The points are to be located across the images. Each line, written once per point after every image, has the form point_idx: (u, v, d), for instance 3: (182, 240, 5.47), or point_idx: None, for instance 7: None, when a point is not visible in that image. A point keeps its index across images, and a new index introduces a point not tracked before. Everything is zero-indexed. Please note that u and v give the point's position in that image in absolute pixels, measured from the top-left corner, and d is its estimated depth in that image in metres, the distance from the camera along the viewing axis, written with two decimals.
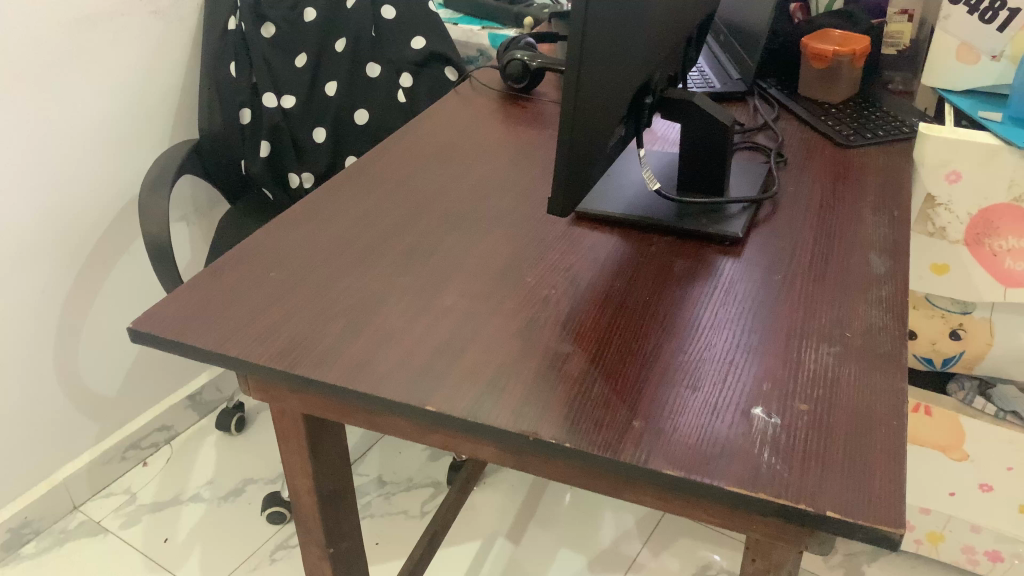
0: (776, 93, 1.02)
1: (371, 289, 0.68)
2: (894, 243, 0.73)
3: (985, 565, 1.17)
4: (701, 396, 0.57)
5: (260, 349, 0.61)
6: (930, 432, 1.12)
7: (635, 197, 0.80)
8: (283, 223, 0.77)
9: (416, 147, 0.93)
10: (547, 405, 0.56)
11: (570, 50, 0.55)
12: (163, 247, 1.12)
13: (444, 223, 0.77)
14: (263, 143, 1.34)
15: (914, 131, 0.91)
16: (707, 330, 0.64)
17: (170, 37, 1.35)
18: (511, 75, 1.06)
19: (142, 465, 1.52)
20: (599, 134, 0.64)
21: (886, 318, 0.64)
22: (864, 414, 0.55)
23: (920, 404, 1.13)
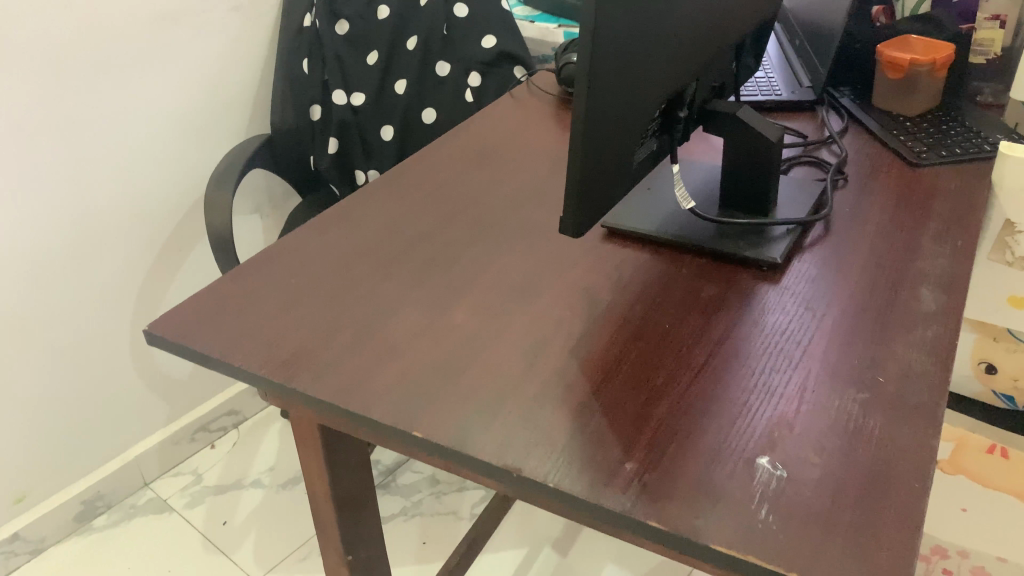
0: (848, 103, 0.95)
1: (384, 300, 0.67)
2: (951, 277, 0.66)
3: None
4: (706, 439, 0.53)
5: (263, 359, 0.61)
6: (1005, 479, 1.03)
7: (672, 214, 0.76)
8: (313, 227, 0.77)
9: (459, 151, 0.91)
10: (538, 436, 0.54)
11: (580, 63, 0.52)
12: (225, 242, 1.13)
13: (470, 234, 0.76)
14: (332, 139, 1.34)
15: (996, 149, 0.83)
16: (726, 367, 0.59)
17: (249, 32, 1.36)
18: (565, 78, 1.02)
19: (210, 447, 1.58)
20: (619, 151, 0.61)
21: (928, 362, 0.58)
22: (883, 473, 0.50)
23: (997, 446, 1.07)
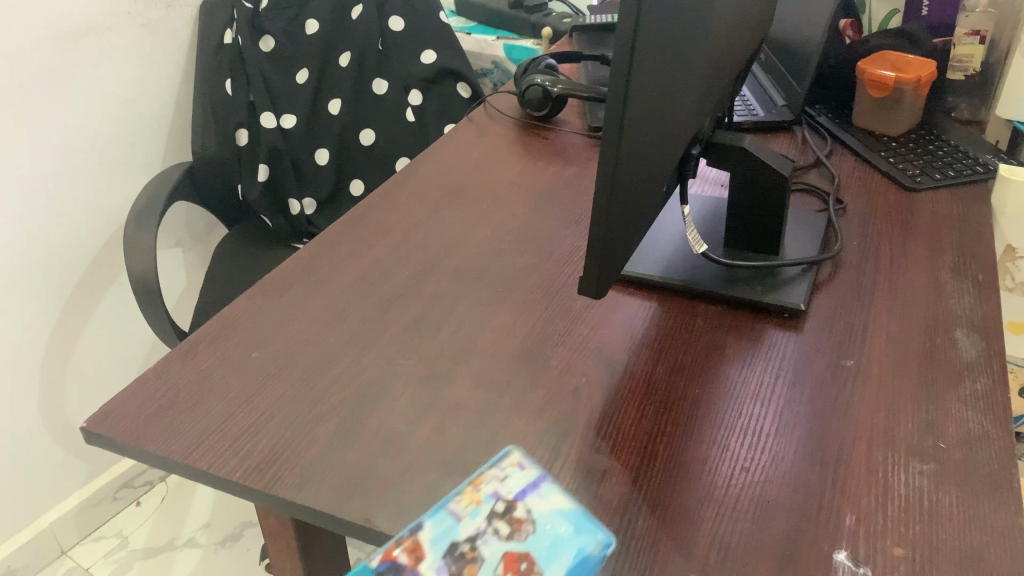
0: (827, 122, 0.92)
1: (371, 376, 0.58)
2: (983, 318, 0.62)
3: None
4: (770, 534, 0.46)
5: (236, 460, 0.51)
6: None
7: (675, 255, 0.70)
8: (271, 286, 0.68)
9: (424, 188, 0.83)
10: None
11: (609, 115, 0.44)
12: (153, 287, 0.97)
13: (456, 288, 0.67)
14: (261, 166, 1.19)
15: (992, 169, 0.81)
16: (772, 439, 0.53)
17: (162, 51, 1.23)
18: (530, 101, 0.96)
19: (135, 505, 1.43)
20: (642, 202, 0.53)
21: (986, 423, 0.53)
22: (976, 562, 0.44)
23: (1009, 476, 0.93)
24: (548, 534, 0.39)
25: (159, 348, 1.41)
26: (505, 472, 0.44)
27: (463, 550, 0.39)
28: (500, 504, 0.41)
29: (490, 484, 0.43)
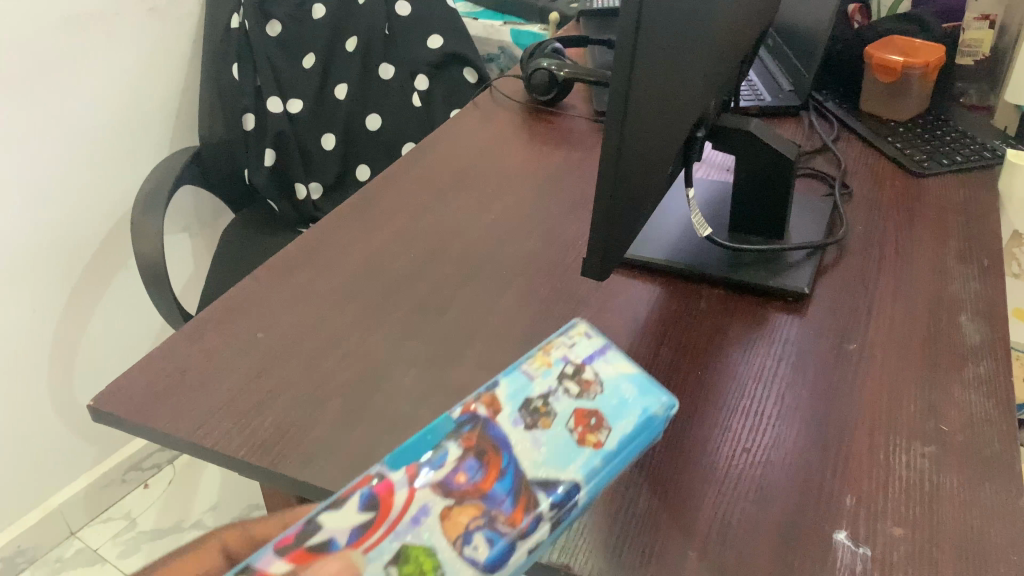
0: (834, 106, 0.92)
1: (376, 357, 0.58)
2: (988, 303, 0.62)
3: None
4: (770, 514, 0.47)
5: (242, 439, 0.52)
6: None
7: (680, 239, 0.70)
8: (277, 268, 0.68)
9: (430, 173, 0.83)
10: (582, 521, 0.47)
11: (613, 99, 0.44)
12: (160, 271, 0.98)
13: (461, 272, 0.68)
14: (268, 151, 1.18)
15: (999, 155, 0.80)
16: (774, 421, 0.53)
17: (169, 35, 1.22)
18: (536, 86, 0.96)
19: (143, 487, 1.44)
20: (647, 185, 0.53)
21: (990, 406, 0.53)
22: (974, 544, 0.45)
23: None
24: (616, 395, 0.42)
25: (167, 332, 1.42)
26: (574, 341, 0.46)
27: (537, 404, 0.41)
28: (569, 368, 0.44)
29: (558, 351, 0.45)
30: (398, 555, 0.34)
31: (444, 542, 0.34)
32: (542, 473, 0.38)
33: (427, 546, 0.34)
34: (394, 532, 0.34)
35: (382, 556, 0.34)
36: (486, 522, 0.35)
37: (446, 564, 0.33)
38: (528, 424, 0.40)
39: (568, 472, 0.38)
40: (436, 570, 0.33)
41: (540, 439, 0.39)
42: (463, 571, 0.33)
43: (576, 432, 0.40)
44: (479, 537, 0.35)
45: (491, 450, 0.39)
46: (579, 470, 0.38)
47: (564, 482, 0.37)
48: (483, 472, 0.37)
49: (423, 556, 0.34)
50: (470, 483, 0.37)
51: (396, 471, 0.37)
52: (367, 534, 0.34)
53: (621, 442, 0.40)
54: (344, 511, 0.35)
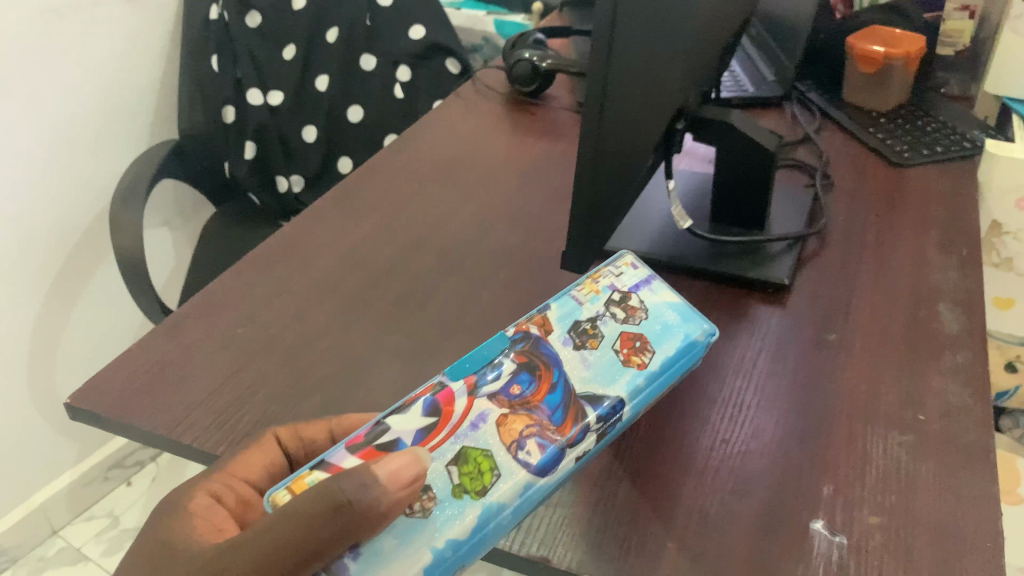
0: (816, 97, 0.92)
1: (357, 351, 0.58)
2: (967, 293, 0.63)
3: None
4: (748, 504, 0.47)
5: (220, 435, 0.51)
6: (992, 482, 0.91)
7: (662, 230, 0.70)
8: (257, 262, 0.67)
9: (411, 165, 0.82)
10: (562, 513, 0.47)
11: (591, 88, 0.44)
12: (140, 266, 0.97)
13: (442, 264, 0.67)
14: (248, 143, 1.18)
15: (979, 145, 0.81)
16: (753, 411, 0.53)
17: (147, 26, 1.21)
18: (518, 77, 0.96)
19: (126, 485, 1.43)
20: (626, 176, 0.53)
21: (967, 395, 0.54)
22: (949, 533, 0.45)
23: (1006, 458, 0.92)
24: (660, 322, 0.47)
25: (149, 326, 1.41)
26: (620, 271, 0.50)
27: (586, 326, 0.46)
28: (616, 294, 0.48)
29: (607, 277, 0.50)
30: (458, 456, 0.39)
31: (499, 446, 0.40)
32: (588, 389, 0.43)
33: (484, 449, 0.40)
34: (455, 435, 0.40)
35: (444, 455, 0.39)
36: (537, 431, 0.41)
37: (502, 465, 0.39)
38: (577, 344, 0.45)
39: (613, 389, 0.43)
40: (493, 470, 0.39)
41: (587, 359, 0.45)
42: (517, 470, 0.39)
43: (621, 353, 0.45)
44: (531, 442, 0.40)
45: (543, 366, 0.44)
46: (624, 388, 0.43)
47: (610, 398, 0.43)
48: (535, 386, 0.43)
49: (480, 458, 0.39)
50: (523, 395, 0.42)
51: (456, 380, 0.43)
52: (430, 436, 0.40)
53: (664, 364, 0.45)
54: (410, 414, 0.41)
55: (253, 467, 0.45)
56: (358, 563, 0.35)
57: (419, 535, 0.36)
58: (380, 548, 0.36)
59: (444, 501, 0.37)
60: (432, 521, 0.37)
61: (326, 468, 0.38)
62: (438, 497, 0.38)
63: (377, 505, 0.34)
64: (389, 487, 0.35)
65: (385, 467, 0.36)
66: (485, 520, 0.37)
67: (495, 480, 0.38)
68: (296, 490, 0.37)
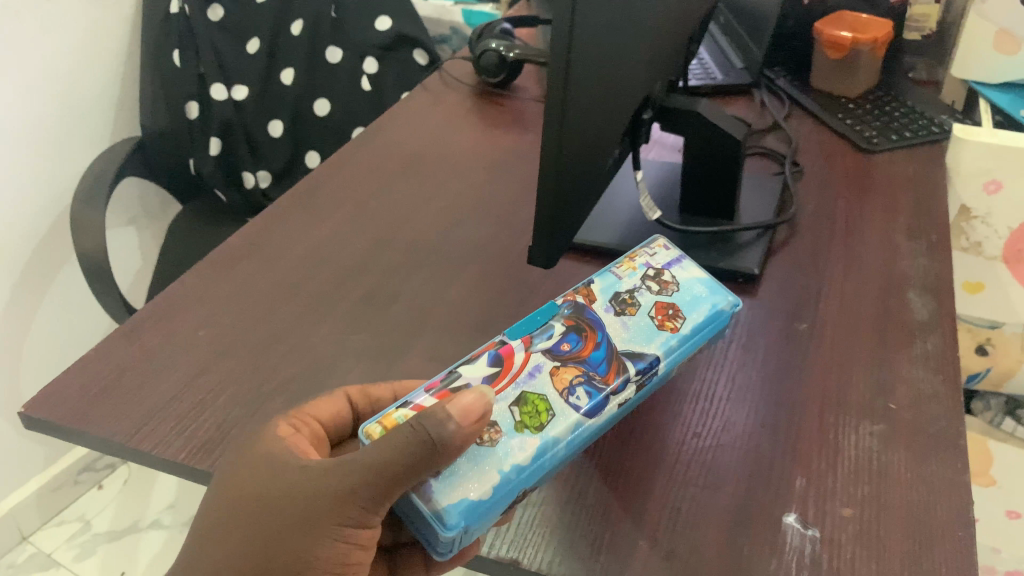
0: (785, 84, 0.92)
1: (321, 352, 0.57)
2: (936, 278, 0.62)
3: None
4: (720, 498, 0.47)
5: (182, 441, 0.50)
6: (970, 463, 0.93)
7: (631, 221, 0.69)
8: (218, 262, 0.66)
9: (377, 159, 0.81)
10: (541, 509, 0.46)
11: (552, 77, 0.43)
12: (103, 265, 0.94)
13: (409, 261, 0.66)
14: (213, 140, 1.15)
15: (946, 130, 0.81)
16: (726, 403, 0.53)
17: (105, 21, 1.18)
18: (485, 67, 0.94)
19: (96, 488, 1.41)
20: (592, 169, 0.52)
21: (937, 382, 0.54)
22: (922, 522, 0.45)
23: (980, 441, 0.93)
24: (690, 293, 0.51)
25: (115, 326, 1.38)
26: (653, 252, 0.55)
27: (625, 296, 0.51)
28: (651, 271, 0.53)
29: (643, 257, 0.55)
30: (518, 399, 0.44)
31: (554, 392, 0.45)
32: (628, 346, 0.48)
33: (541, 394, 0.44)
34: (516, 382, 0.45)
35: (507, 398, 0.44)
36: (585, 380, 0.45)
37: (557, 406, 0.44)
38: (617, 312, 0.50)
39: (650, 348, 0.48)
40: (549, 411, 0.44)
41: (627, 324, 0.49)
42: (569, 412, 0.44)
43: (656, 319, 0.49)
44: (580, 390, 0.45)
45: (589, 327, 0.49)
46: (659, 347, 0.48)
47: (648, 356, 0.47)
48: (583, 344, 0.47)
49: (538, 401, 0.44)
50: (572, 351, 0.47)
51: (515, 339, 0.48)
52: (497, 381, 0.45)
53: (693, 327, 0.49)
54: (477, 365, 0.46)
55: (326, 407, 0.47)
56: (440, 482, 0.40)
57: (489, 459, 0.41)
58: (457, 470, 0.40)
59: (508, 435, 0.42)
60: (498, 450, 0.41)
61: (412, 406, 0.43)
62: (503, 431, 0.42)
63: (451, 440, 0.37)
64: (461, 424, 0.38)
65: (456, 404, 0.38)
66: (542, 451, 0.42)
67: (551, 419, 0.43)
68: (388, 425, 0.42)
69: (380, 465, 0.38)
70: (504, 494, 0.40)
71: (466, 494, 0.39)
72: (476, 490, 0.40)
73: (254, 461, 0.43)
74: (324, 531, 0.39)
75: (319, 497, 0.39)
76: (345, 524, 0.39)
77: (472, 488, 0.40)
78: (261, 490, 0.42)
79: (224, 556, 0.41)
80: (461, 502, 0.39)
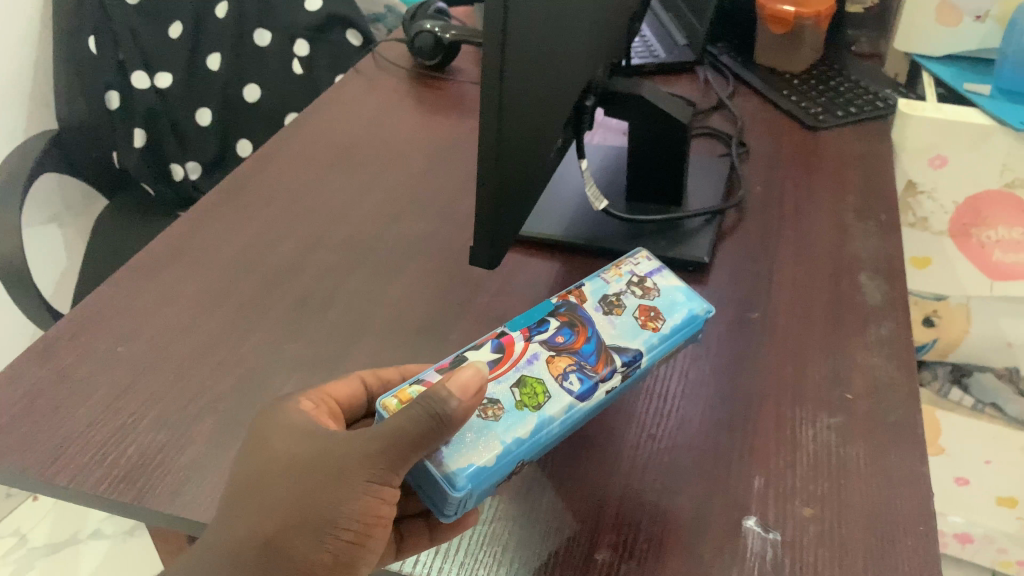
0: (728, 61, 0.90)
1: (253, 364, 0.53)
2: (888, 260, 0.61)
3: (952, 546, 1.02)
4: (679, 501, 0.45)
5: (101, 471, 0.46)
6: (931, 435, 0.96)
7: (576, 211, 0.67)
8: (139, 269, 0.61)
9: (309, 151, 0.76)
10: (497, 525, 0.44)
11: (487, 64, 0.39)
12: (20, 270, 0.88)
13: (345, 261, 0.63)
14: (138, 130, 1.09)
15: (891, 106, 0.80)
16: (680, 398, 0.51)
17: (10, 6, 1.10)
18: (420, 49, 0.90)
19: (31, 500, 1.34)
20: (535, 161, 0.50)
21: (892, 368, 0.53)
22: (884, 518, 0.44)
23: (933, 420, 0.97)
24: (670, 300, 0.49)
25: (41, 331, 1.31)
26: (637, 262, 0.52)
27: (612, 299, 0.49)
28: (634, 279, 0.50)
29: (628, 265, 0.52)
30: (518, 381, 0.43)
31: (549, 375, 0.43)
32: (616, 342, 0.46)
33: (538, 377, 0.43)
34: (516, 365, 0.43)
35: (507, 380, 0.43)
36: (578, 367, 0.44)
37: (553, 389, 0.42)
38: (604, 312, 0.48)
39: (634, 343, 0.46)
40: (546, 392, 0.42)
41: (614, 322, 0.47)
42: (564, 395, 0.42)
43: (639, 320, 0.47)
44: (573, 375, 0.43)
45: (581, 323, 0.47)
46: (642, 344, 0.46)
47: (631, 350, 0.45)
48: (576, 336, 0.46)
49: (535, 384, 0.43)
50: (566, 342, 0.45)
51: (516, 330, 0.46)
52: (499, 366, 0.44)
53: (674, 327, 0.47)
54: (480, 351, 0.45)
55: (341, 387, 0.46)
56: (449, 448, 0.39)
57: (491, 432, 0.40)
58: (464, 437, 0.40)
59: (508, 412, 0.41)
60: (500, 424, 0.40)
61: (425, 382, 0.42)
62: (505, 408, 0.41)
63: (454, 416, 0.37)
64: (461, 399, 0.38)
65: (455, 380, 0.38)
66: (540, 428, 0.41)
67: (548, 399, 0.42)
68: (404, 398, 0.41)
69: (403, 425, 0.37)
70: (505, 464, 0.39)
71: (472, 459, 0.39)
72: (481, 456, 0.39)
73: (270, 430, 0.41)
74: (352, 491, 0.38)
75: (348, 456, 0.38)
76: (372, 483, 0.38)
77: (478, 455, 0.39)
78: (280, 454, 0.40)
79: (238, 539, 0.38)
80: (468, 466, 0.38)
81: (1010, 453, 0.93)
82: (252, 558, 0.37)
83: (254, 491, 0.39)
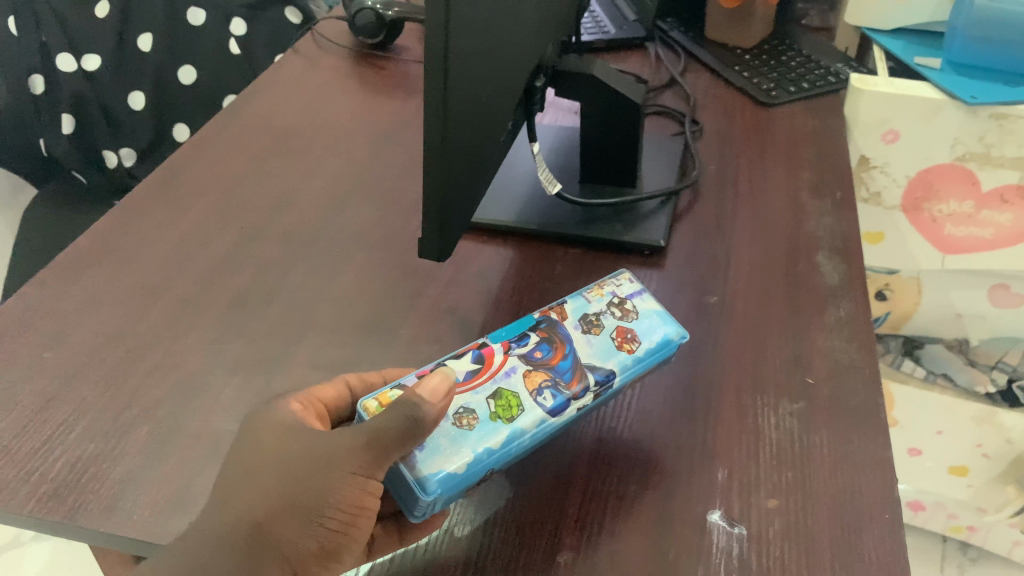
0: (679, 36, 0.88)
1: (191, 367, 0.50)
2: (844, 239, 0.61)
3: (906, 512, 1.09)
4: (645, 497, 0.43)
5: (28, 488, 0.43)
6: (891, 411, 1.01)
7: (529, 196, 0.65)
8: (65, 267, 0.57)
9: (247, 137, 0.73)
10: (456, 529, 0.42)
11: (431, 50, 0.37)
12: None
13: (287, 254, 0.60)
14: (65, 116, 1.00)
15: (842, 80, 0.79)
16: (641, 391, 0.50)
17: None
18: (362, 28, 0.87)
19: None
20: (484, 148, 0.47)
21: (852, 351, 0.52)
22: (848, 506, 0.43)
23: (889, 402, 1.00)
24: (646, 322, 0.46)
25: None
26: (619, 283, 0.49)
27: (591, 319, 0.47)
28: (616, 299, 0.48)
29: (609, 285, 0.49)
30: (494, 393, 0.41)
31: (525, 390, 0.42)
32: (590, 361, 0.44)
33: (514, 390, 0.41)
34: (493, 378, 0.42)
35: (483, 391, 0.41)
36: (553, 383, 0.42)
37: (527, 403, 0.41)
38: (583, 330, 0.46)
39: (608, 363, 0.44)
40: (520, 406, 0.41)
41: (591, 343, 0.45)
42: (536, 409, 0.41)
43: (615, 341, 0.45)
44: (547, 391, 0.42)
45: (560, 340, 0.45)
46: (615, 366, 0.43)
47: (604, 369, 0.43)
48: (553, 352, 0.44)
49: (510, 397, 0.41)
50: (543, 357, 0.44)
51: (497, 342, 0.45)
52: (475, 377, 0.42)
53: (648, 351, 0.45)
54: (460, 361, 0.43)
55: (332, 386, 0.43)
56: (424, 452, 0.38)
57: (465, 440, 0.39)
58: (439, 443, 0.38)
59: (482, 422, 0.40)
60: (474, 433, 0.39)
61: (406, 385, 0.41)
62: (479, 418, 0.40)
63: (429, 419, 0.36)
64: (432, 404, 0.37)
65: (424, 386, 0.37)
66: (511, 439, 0.39)
67: (521, 412, 0.40)
68: (386, 400, 0.40)
69: (387, 421, 0.36)
70: (475, 474, 0.38)
71: (445, 465, 0.37)
72: (453, 462, 0.37)
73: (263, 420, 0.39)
74: (337, 480, 0.36)
75: (336, 446, 0.36)
76: (357, 475, 0.36)
77: (452, 462, 0.37)
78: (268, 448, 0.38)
79: (226, 524, 0.36)
80: (439, 472, 0.37)
81: (959, 424, 0.97)
82: (242, 541, 0.36)
83: (245, 479, 0.37)
